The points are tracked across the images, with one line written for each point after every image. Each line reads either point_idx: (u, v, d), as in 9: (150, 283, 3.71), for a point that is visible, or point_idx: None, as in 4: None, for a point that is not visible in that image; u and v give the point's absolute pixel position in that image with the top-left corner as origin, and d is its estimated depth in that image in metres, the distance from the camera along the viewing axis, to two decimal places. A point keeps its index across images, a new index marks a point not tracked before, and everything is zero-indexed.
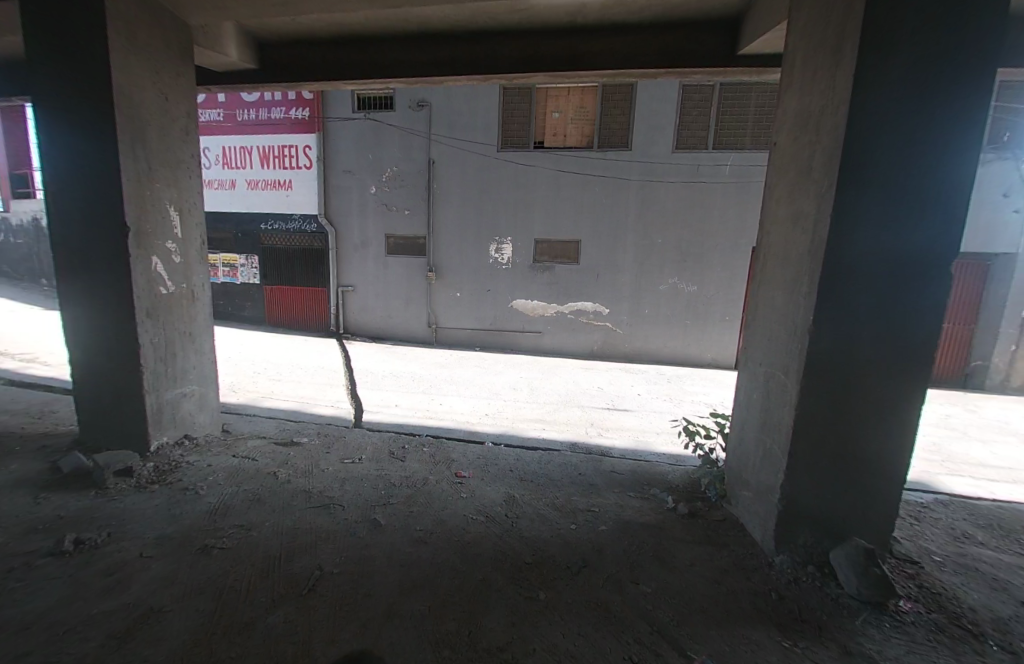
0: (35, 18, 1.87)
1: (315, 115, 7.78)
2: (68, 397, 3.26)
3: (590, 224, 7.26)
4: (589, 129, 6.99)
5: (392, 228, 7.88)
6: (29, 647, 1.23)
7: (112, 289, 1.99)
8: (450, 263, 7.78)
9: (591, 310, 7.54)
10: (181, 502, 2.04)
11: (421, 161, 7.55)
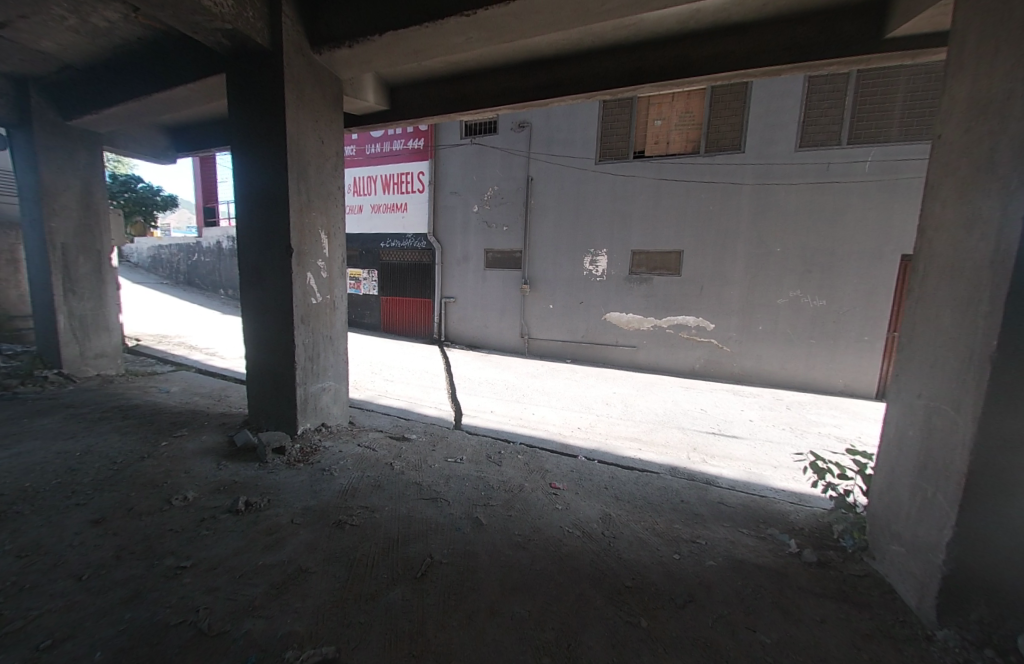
0: (235, 88, 2.43)
1: (428, 145, 8.66)
2: (240, 385, 4.10)
3: (694, 234, 6.84)
4: (695, 134, 6.64)
5: (490, 243, 8.36)
6: (216, 583, 1.63)
7: (277, 300, 2.44)
8: (545, 276, 7.95)
9: (693, 324, 7.07)
10: (319, 480, 2.39)
11: (520, 179, 7.91)
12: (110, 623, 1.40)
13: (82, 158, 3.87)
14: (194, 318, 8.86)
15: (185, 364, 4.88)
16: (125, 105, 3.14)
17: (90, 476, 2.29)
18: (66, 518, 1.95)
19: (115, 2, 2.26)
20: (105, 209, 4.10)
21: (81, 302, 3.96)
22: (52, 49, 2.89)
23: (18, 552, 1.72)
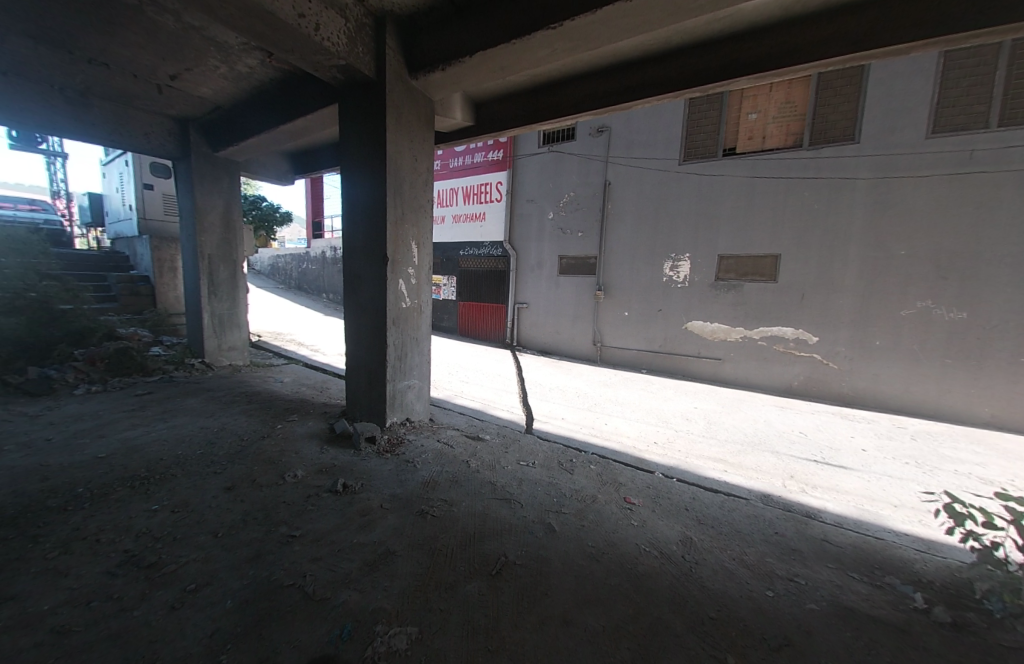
0: (344, 114, 2.75)
1: (507, 156, 8.99)
2: (339, 379, 4.60)
3: (793, 237, 6.20)
4: (797, 126, 6.02)
5: (565, 249, 8.43)
6: (318, 556, 1.87)
7: (374, 303, 2.70)
8: (621, 282, 7.78)
9: (791, 336, 6.38)
10: (404, 471, 2.59)
11: (597, 185, 7.86)
12: (237, 578, 1.72)
13: (226, 183, 4.64)
14: (305, 319, 10.19)
15: (295, 358, 5.61)
16: (257, 136, 3.71)
17: (227, 449, 2.74)
18: (208, 483, 2.36)
19: (257, 51, 2.69)
20: (240, 226, 4.86)
21: (222, 303, 4.75)
22: (207, 94, 3.53)
23: (172, 508, 2.13)
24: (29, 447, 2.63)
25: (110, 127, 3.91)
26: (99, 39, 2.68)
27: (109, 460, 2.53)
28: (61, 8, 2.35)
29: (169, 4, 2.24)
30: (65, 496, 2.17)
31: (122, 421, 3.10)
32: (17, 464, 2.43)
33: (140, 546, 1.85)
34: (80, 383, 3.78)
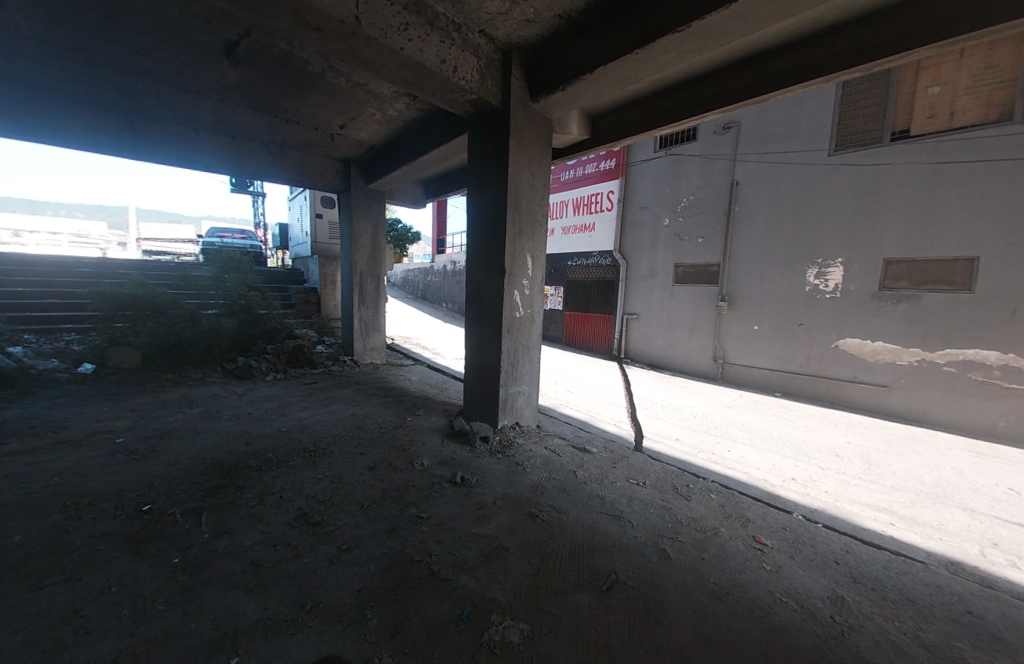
0: (474, 141, 3.08)
1: (620, 164, 8.92)
2: (456, 381, 5.08)
3: (1003, 234, 4.80)
4: (1005, 95, 4.67)
5: (682, 257, 7.93)
6: (441, 540, 2.08)
7: (492, 313, 2.94)
8: (749, 292, 6.98)
9: (997, 362, 4.91)
10: (515, 472, 2.74)
11: (721, 185, 7.23)
12: (378, 546, 2.04)
13: (375, 210, 5.49)
14: (429, 325, 11.54)
15: (420, 360, 6.36)
16: (399, 167, 4.35)
17: (370, 434, 3.26)
18: (356, 461, 2.83)
19: (404, 96, 3.17)
20: (384, 246, 5.70)
21: (367, 311, 5.63)
22: (364, 137, 4.28)
23: (331, 479, 2.60)
24: (235, 419, 3.47)
25: (296, 172, 5.00)
26: (296, 104, 3.46)
27: (291, 433, 3.23)
28: (276, 85, 3.12)
29: (345, 69, 2.79)
30: (261, 458, 2.83)
31: (296, 403, 3.91)
32: (237, 430, 3.25)
33: (309, 506, 2.32)
34: (270, 371, 4.87)
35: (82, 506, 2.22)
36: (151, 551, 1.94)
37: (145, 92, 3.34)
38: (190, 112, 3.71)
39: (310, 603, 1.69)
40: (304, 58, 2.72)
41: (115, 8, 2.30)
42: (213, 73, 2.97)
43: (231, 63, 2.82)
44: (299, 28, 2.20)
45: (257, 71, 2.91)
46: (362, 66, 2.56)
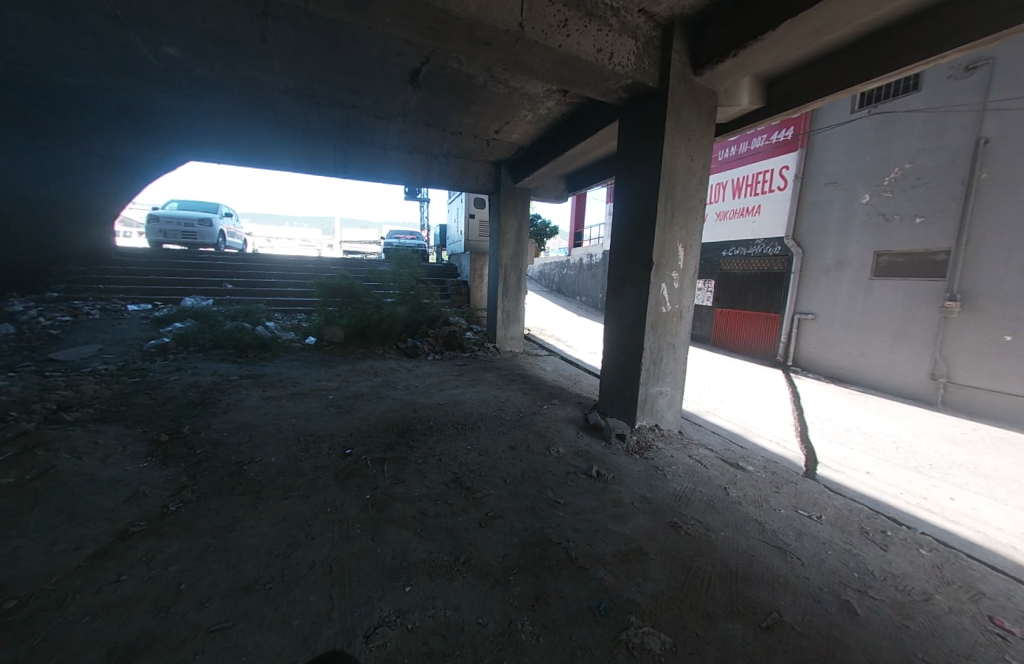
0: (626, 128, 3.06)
1: (798, 133, 7.56)
2: (591, 376, 5.13)
3: None
4: None
5: (887, 243, 6.29)
6: (578, 530, 2.11)
7: (636, 308, 2.89)
8: (999, 290, 5.15)
9: None
10: (654, 477, 2.62)
11: (960, 146, 5.44)
12: (520, 520, 2.19)
13: (519, 207, 5.87)
14: (565, 318, 11.93)
15: (555, 351, 6.62)
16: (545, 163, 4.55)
17: (512, 415, 3.53)
18: (499, 438, 3.10)
19: (556, 93, 3.27)
20: (527, 243, 6.03)
21: (509, 303, 6.13)
22: (516, 139, 4.60)
23: (478, 452, 2.88)
24: (407, 389, 4.19)
25: (454, 177, 5.66)
26: (460, 116, 3.90)
27: (449, 406, 3.72)
28: (445, 101, 3.57)
29: (505, 75, 3.00)
30: (426, 423, 3.35)
31: (450, 381, 4.49)
32: (410, 399, 3.88)
33: (461, 472, 2.64)
34: (430, 351, 5.70)
35: (309, 443, 2.96)
36: (352, 485, 2.48)
37: (352, 123, 4.21)
38: (381, 134, 4.51)
39: (464, 556, 1.92)
40: (471, 73, 3.03)
41: (339, 59, 2.92)
42: (399, 99, 3.55)
43: (414, 88, 3.33)
44: (471, 45, 2.44)
45: (432, 91, 3.36)
46: (520, 70, 2.72)
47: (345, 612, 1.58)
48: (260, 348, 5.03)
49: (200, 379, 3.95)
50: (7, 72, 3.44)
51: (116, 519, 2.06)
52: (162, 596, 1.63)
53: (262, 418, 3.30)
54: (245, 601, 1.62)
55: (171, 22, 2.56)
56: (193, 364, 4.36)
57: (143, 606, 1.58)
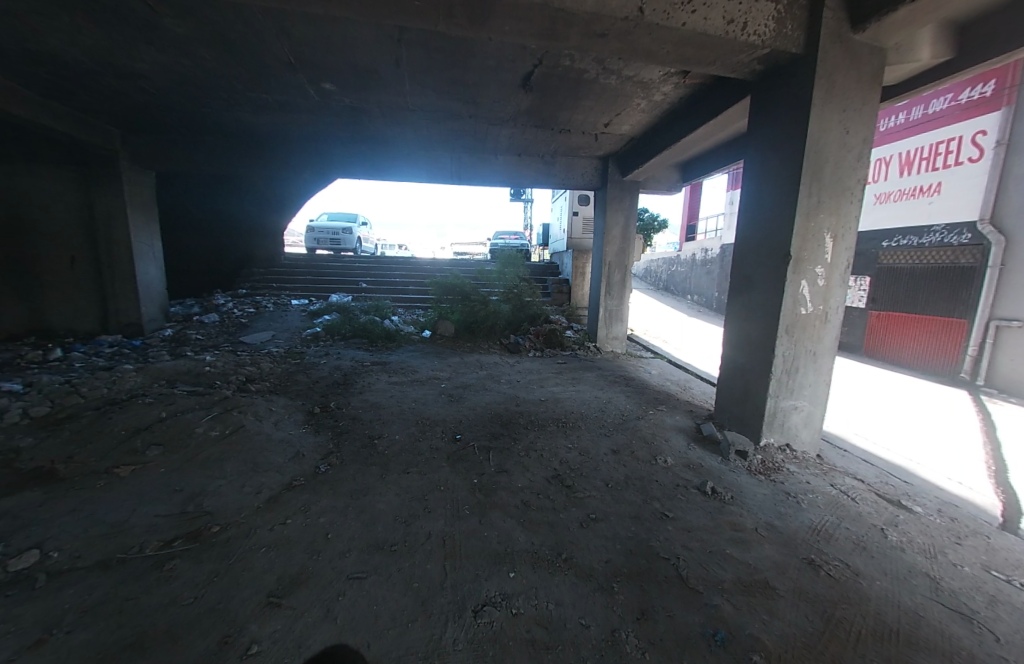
0: (760, 108, 2.86)
1: (1004, 86, 5.83)
2: (703, 383, 4.74)
3: None
4: None
5: None
6: (692, 550, 1.94)
7: (768, 309, 2.80)
8: None
9: None
10: (783, 504, 2.33)
11: None
12: (624, 527, 2.11)
13: (627, 201, 5.80)
14: (678, 318, 11.30)
15: (661, 354, 6.32)
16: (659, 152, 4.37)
17: (614, 418, 3.46)
18: (601, 440, 3.05)
19: (675, 76, 3.08)
20: (632, 238, 5.99)
21: (612, 301, 6.06)
22: (628, 129, 4.47)
23: (578, 451, 2.89)
24: (510, 383, 4.38)
25: (563, 175, 5.75)
26: (570, 112, 3.91)
27: (551, 403, 3.80)
28: (555, 100, 3.61)
29: (618, 66, 2.93)
30: (528, 418, 3.45)
31: (551, 378, 4.58)
32: (516, 393, 4.07)
33: (562, 469, 2.66)
34: (531, 348, 5.88)
35: (427, 425, 3.29)
36: (462, 468, 2.69)
37: (468, 132, 4.52)
38: (493, 139, 4.78)
39: (566, 553, 1.92)
40: (583, 69, 3.02)
41: (460, 73, 3.14)
42: (512, 103, 3.69)
43: (526, 91, 3.43)
44: (587, 40, 2.41)
45: (544, 91, 3.40)
46: (637, 57, 2.60)
47: (457, 586, 1.71)
48: (387, 339, 5.70)
49: (343, 363, 4.70)
50: (218, 120, 4.49)
51: (283, 474, 2.58)
52: (314, 541, 1.98)
53: (389, 399, 3.78)
54: (376, 558, 1.88)
55: (328, 63, 3.03)
56: (338, 349, 5.21)
57: (300, 549, 1.94)
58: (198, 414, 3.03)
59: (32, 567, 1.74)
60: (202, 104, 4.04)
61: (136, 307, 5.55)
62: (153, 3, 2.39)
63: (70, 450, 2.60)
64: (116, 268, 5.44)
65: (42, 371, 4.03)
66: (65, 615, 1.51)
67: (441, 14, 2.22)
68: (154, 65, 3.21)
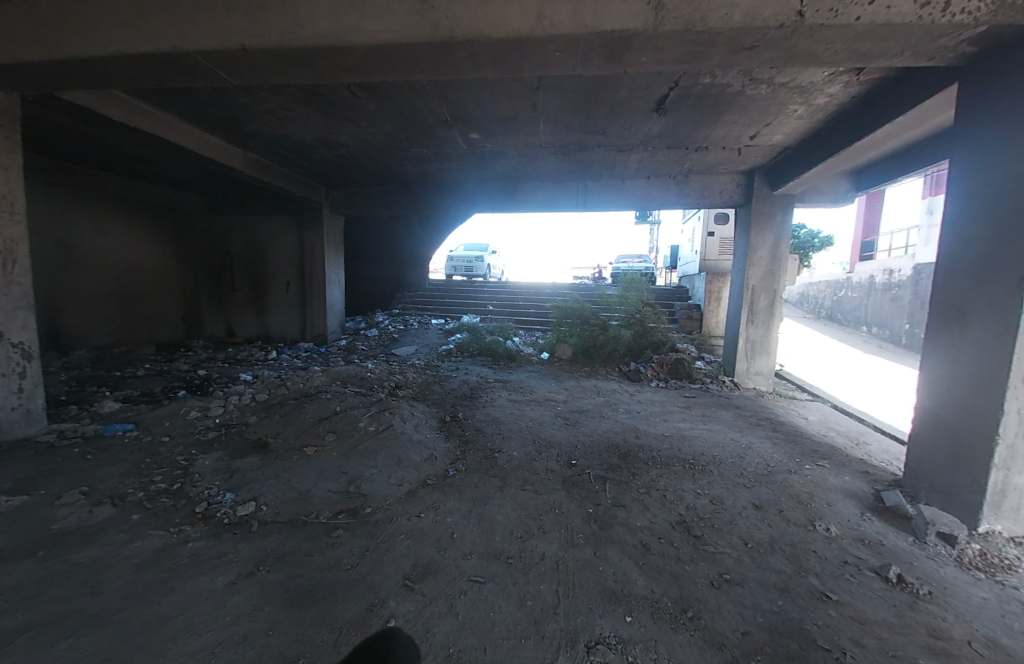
0: (978, 97, 2.29)
1: None
2: (885, 439, 3.80)
3: None
4: None
5: None
6: (864, 645, 1.53)
7: (992, 351, 2.15)
8: None
9: None
10: (1019, 619, 1.68)
11: None
12: (767, 597, 1.81)
13: (779, 218, 5.20)
14: (850, 356, 9.32)
15: (821, 398, 5.31)
16: (823, 159, 3.82)
17: (755, 468, 3.05)
18: (739, 492, 2.72)
19: (845, 75, 2.69)
20: (784, 258, 5.32)
21: (754, 331, 5.48)
22: (778, 139, 4.01)
23: (711, 499, 2.63)
24: (629, 413, 4.23)
25: (696, 195, 5.44)
26: (709, 129, 3.70)
27: (676, 440, 3.54)
28: (692, 120, 3.48)
29: (767, 76, 2.70)
30: (649, 454, 3.27)
31: (676, 413, 4.27)
32: (639, 424, 3.91)
33: (690, 517, 2.44)
34: (653, 378, 5.61)
35: (548, 446, 3.40)
36: (581, 496, 2.69)
37: (596, 161, 4.66)
38: (624, 165, 4.81)
39: (692, 611, 1.72)
40: (726, 84, 2.85)
41: (593, 107, 3.27)
42: (645, 128, 3.67)
43: (659, 115, 3.39)
44: (732, 55, 2.26)
45: (680, 112, 3.30)
46: (792, 63, 2.33)
47: (571, 615, 1.69)
48: (509, 358, 6.13)
49: (471, 378, 5.21)
50: (389, 173, 5.54)
51: (420, 471, 2.98)
52: (442, 538, 2.22)
53: (510, 416, 4.03)
54: (494, 567, 2.00)
55: (475, 116, 3.50)
56: (467, 365, 5.78)
57: (431, 543, 2.18)
58: (361, 411, 3.71)
59: (250, 514, 2.38)
60: (378, 162, 5.07)
61: (321, 320, 7.12)
62: (353, 90, 3.12)
63: (278, 428, 3.47)
64: (311, 290, 7.09)
65: (263, 366, 5.48)
66: (268, 558, 2.00)
67: (578, 60, 2.35)
68: (349, 135, 4.16)
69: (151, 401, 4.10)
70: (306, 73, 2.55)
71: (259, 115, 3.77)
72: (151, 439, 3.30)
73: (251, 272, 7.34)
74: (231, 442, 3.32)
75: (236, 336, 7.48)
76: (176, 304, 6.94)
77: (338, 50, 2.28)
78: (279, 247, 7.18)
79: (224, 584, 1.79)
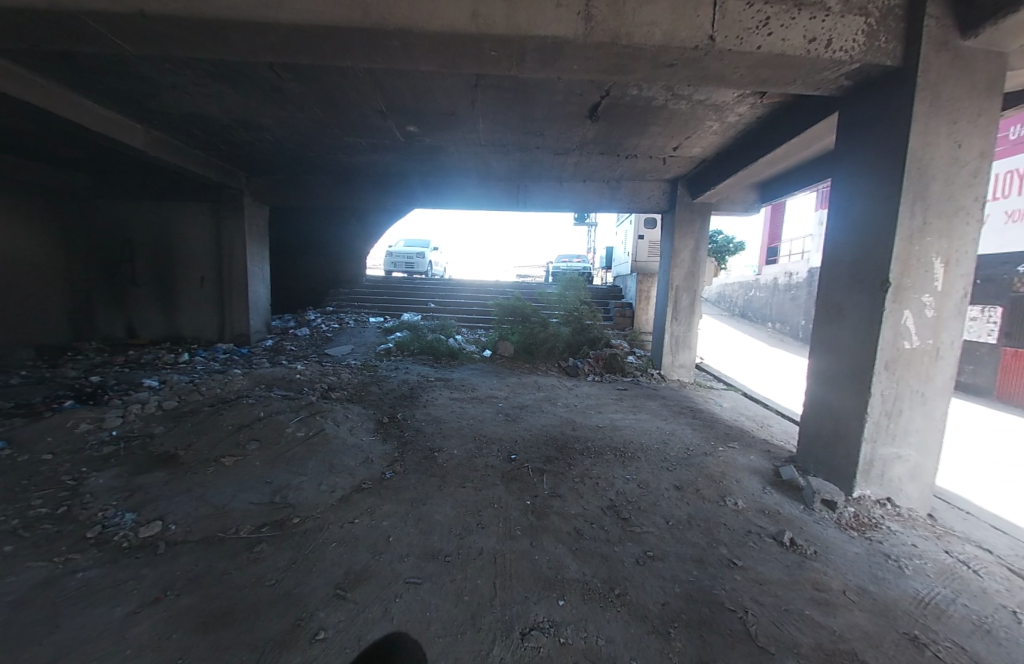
0: (852, 125, 2.68)
1: None
2: (782, 421, 4.32)
3: None
4: None
5: None
6: (764, 602, 1.73)
7: (863, 342, 2.52)
8: None
9: None
10: (881, 567, 1.99)
11: None
12: (685, 568, 1.97)
13: (700, 224, 5.68)
14: (758, 349, 10.47)
15: (734, 386, 5.91)
16: (735, 172, 4.24)
17: (677, 453, 3.31)
18: (662, 475, 2.93)
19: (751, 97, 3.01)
20: (705, 261, 5.85)
21: (680, 327, 5.94)
22: (698, 152, 4.39)
23: (639, 483, 2.81)
24: (566, 407, 4.38)
25: (629, 199, 5.76)
26: (637, 138, 3.95)
27: (608, 430, 3.73)
28: (620, 128, 3.69)
29: (688, 92, 2.93)
30: (583, 445, 3.41)
31: (609, 405, 4.50)
32: (574, 417, 4.07)
33: (619, 501, 2.58)
34: (590, 373, 5.86)
35: (486, 442, 3.41)
36: (518, 489, 2.73)
37: (532, 162, 4.77)
38: (560, 168, 4.97)
39: (619, 588, 1.82)
40: (651, 96, 3.06)
41: (529, 109, 3.35)
42: (578, 133, 3.83)
43: (592, 121, 3.56)
44: (656, 70, 2.43)
45: (610, 119, 3.48)
46: (708, 82, 2.56)
47: (506, 605, 1.71)
48: (451, 357, 6.07)
49: (410, 377, 5.08)
50: (323, 162, 5.24)
51: (353, 475, 2.84)
52: (377, 542, 2.15)
53: (450, 414, 3.99)
54: (431, 566, 1.97)
55: (412, 110, 3.43)
56: (407, 365, 5.63)
57: (364, 548, 2.10)
58: (289, 415, 3.45)
59: (154, 535, 2.12)
60: (310, 150, 4.77)
61: (247, 319, 6.54)
62: (280, 71, 2.91)
63: (190, 438, 3.12)
64: (235, 286, 6.48)
65: (175, 371, 4.89)
66: (175, 581, 1.79)
67: (514, 62, 2.40)
68: (275, 119, 3.86)
69: (26, 414, 3.47)
70: (224, 47, 2.33)
71: (167, 88, 3.36)
72: (26, 458, 2.80)
73: (161, 266, 6.52)
74: (132, 457, 2.93)
75: (142, 338, 6.60)
76: (63, 301, 5.96)
77: (262, 27, 2.12)
78: (196, 239, 6.46)
79: (121, 614, 1.58)
